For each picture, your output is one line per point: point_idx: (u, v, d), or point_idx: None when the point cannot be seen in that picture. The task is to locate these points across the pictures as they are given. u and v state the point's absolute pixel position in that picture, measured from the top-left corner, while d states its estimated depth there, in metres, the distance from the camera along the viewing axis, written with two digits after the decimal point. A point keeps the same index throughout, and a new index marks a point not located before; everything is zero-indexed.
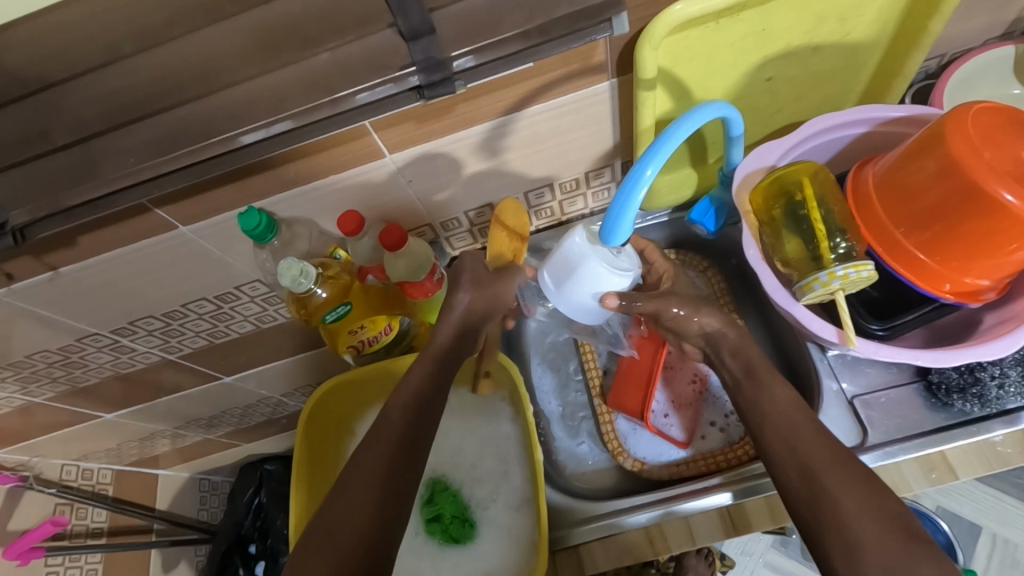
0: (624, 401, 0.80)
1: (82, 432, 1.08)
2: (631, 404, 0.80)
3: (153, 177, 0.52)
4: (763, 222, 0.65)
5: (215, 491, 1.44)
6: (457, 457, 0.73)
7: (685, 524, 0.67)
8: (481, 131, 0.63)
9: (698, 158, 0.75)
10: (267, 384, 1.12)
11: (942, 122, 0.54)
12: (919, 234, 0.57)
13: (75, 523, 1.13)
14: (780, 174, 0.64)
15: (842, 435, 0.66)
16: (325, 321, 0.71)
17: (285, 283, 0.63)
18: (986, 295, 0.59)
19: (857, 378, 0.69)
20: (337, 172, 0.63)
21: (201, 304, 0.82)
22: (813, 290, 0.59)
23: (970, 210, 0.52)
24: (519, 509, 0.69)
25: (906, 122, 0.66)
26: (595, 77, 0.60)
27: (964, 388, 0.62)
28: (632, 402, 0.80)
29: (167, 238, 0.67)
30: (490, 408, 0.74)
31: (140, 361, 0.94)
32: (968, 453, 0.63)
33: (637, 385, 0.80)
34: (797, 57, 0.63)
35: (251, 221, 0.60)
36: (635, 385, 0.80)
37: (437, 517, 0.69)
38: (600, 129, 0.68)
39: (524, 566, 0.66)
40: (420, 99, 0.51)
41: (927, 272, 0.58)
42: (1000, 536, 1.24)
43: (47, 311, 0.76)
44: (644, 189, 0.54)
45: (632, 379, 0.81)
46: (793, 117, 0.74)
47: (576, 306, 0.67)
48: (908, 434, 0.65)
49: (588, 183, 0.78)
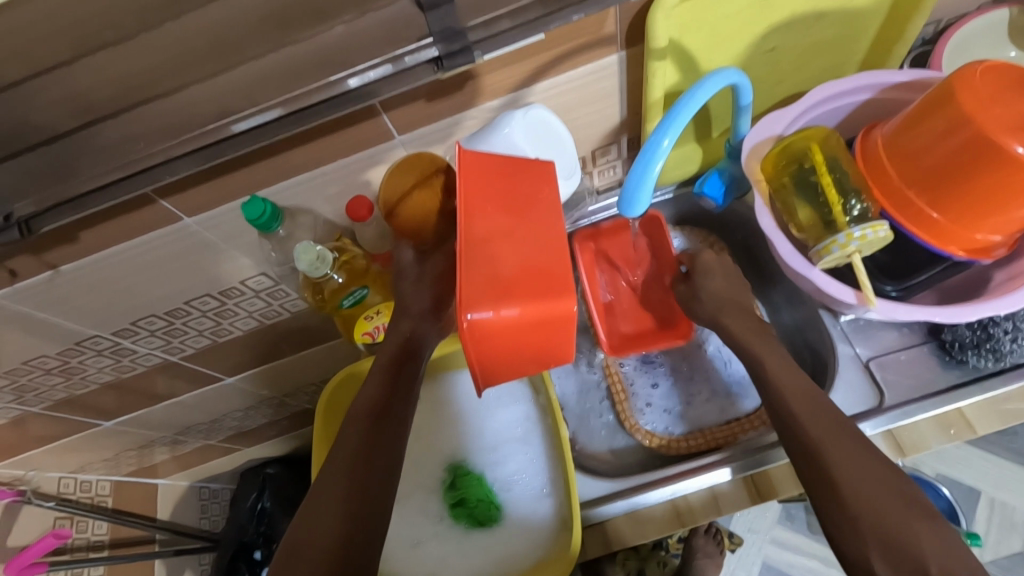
0: (476, 312, 0.41)
1: (79, 442, 1.05)
2: (560, 304, 0.44)
3: (163, 161, 0.51)
4: (775, 190, 0.65)
5: (216, 498, 1.42)
6: (477, 441, 0.72)
7: (710, 492, 0.67)
8: (489, 108, 0.62)
9: (703, 132, 0.76)
10: (269, 383, 1.10)
11: (951, 81, 0.55)
12: (932, 193, 0.58)
13: (76, 536, 1.08)
14: (789, 142, 0.65)
15: (860, 398, 0.67)
16: (342, 305, 0.69)
17: (302, 267, 0.61)
18: (997, 251, 0.61)
19: (871, 342, 0.70)
20: (344, 157, 0.62)
21: (205, 301, 0.81)
22: (831, 253, 0.59)
23: (985, 165, 0.53)
24: (545, 491, 0.68)
25: (908, 86, 0.67)
26: (605, 49, 0.60)
27: (978, 344, 0.63)
28: (553, 302, 0.44)
29: (170, 230, 0.65)
30: (509, 393, 0.73)
31: (141, 364, 0.91)
32: (982, 409, 0.64)
33: (502, 187, 0.47)
34: (800, 25, 0.64)
35: (255, 211, 0.58)
36: (506, 229, 0.45)
37: (461, 501, 0.68)
38: (607, 105, 0.68)
39: (553, 546, 0.65)
40: (438, 71, 0.51)
41: (941, 231, 0.59)
42: (999, 500, 1.27)
43: (47, 315, 0.73)
44: (660, 161, 0.54)
45: (503, 339, 0.44)
46: (794, 88, 0.75)
47: (527, 136, 0.59)
48: (924, 394, 0.65)
49: (594, 161, 0.78)
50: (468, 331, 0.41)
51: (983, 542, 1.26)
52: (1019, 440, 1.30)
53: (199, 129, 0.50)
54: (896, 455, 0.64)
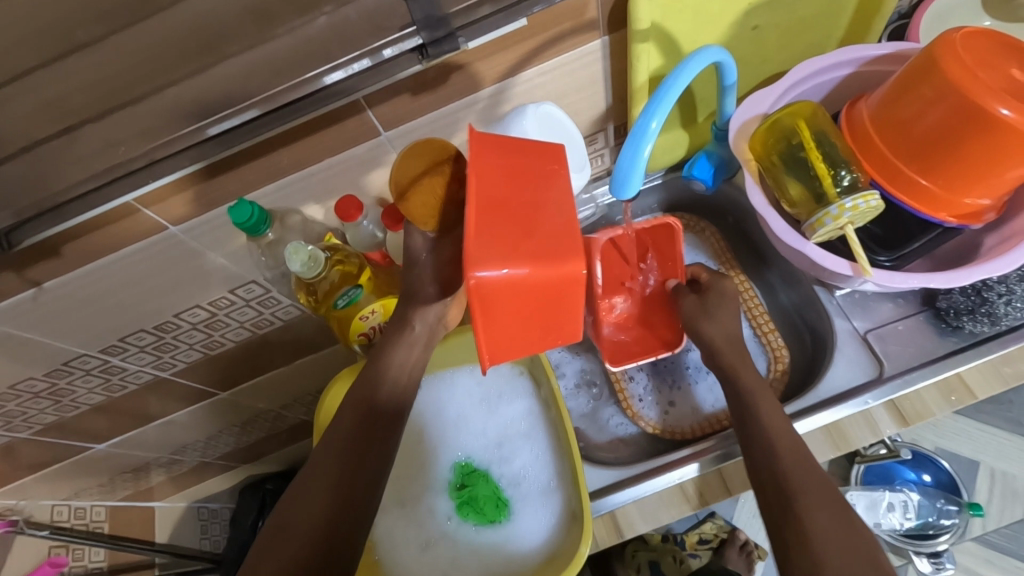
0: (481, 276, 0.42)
1: (71, 467, 1.02)
2: (566, 268, 0.45)
3: (147, 164, 0.50)
4: (765, 168, 0.65)
5: (215, 519, 1.37)
6: (480, 438, 0.71)
7: (718, 474, 0.66)
8: (475, 100, 0.62)
9: (689, 116, 0.76)
10: (265, 395, 1.08)
11: (933, 49, 0.55)
12: (921, 161, 0.58)
13: (72, 564, 1.05)
14: (776, 119, 0.64)
15: (860, 370, 0.67)
16: (336, 306, 0.67)
17: (295, 268, 0.60)
18: (987, 215, 0.61)
19: (868, 314, 0.70)
20: (331, 156, 0.61)
21: (194, 313, 0.79)
22: (823, 226, 0.59)
23: (972, 129, 0.54)
24: (553, 484, 0.67)
25: (889, 58, 0.67)
26: (588, 35, 0.60)
27: (973, 309, 0.63)
28: (560, 266, 0.44)
29: (155, 240, 0.64)
30: (510, 387, 0.72)
31: (132, 382, 0.89)
32: (983, 373, 0.64)
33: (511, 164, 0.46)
34: (780, 3, 0.64)
35: (242, 214, 0.57)
36: (514, 202, 0.45)
37: (469, 499, 0.67)
38: (593, 92, 0.68)
39: (563, 538, 0.64)
40: (421, 59, 0.50)
41: (931, 198, 0.60)
42: (999, 470, 1.28)
43: (32, 335, 0.71)
44: (650, 143, 0.53)
45: (508, 302, 0.45)
46: (777, 67, 0.75)
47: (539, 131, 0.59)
48: (923, 361, 0.66)
49: (582, 151, 0.78)
50: (475, 289, 0.43)
51: (986, 512, 1.27)
52: (1015, 410, 1.31)
53: (182, 130, 0.49)
54: (901, 424, 0.64)
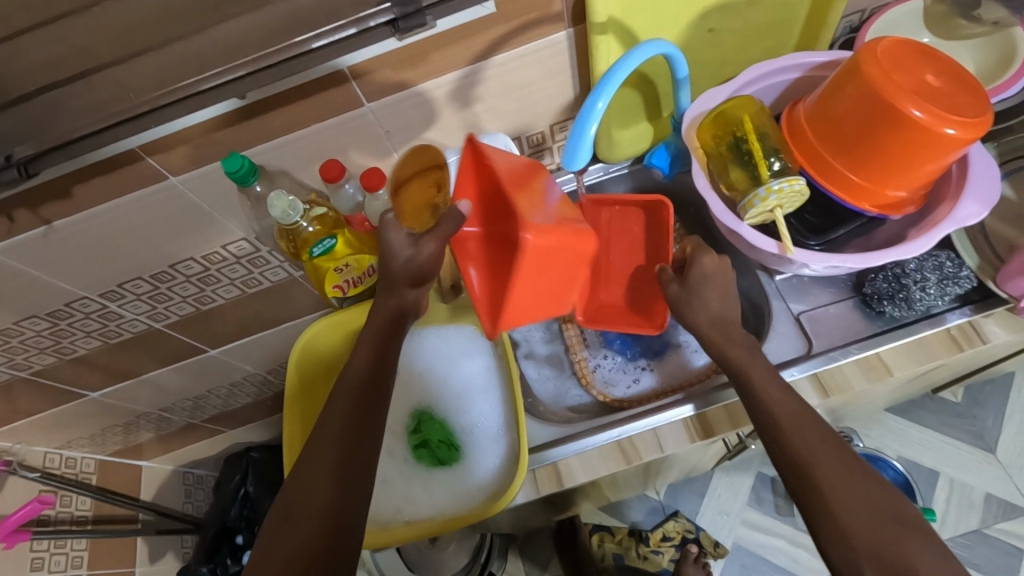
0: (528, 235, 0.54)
1: (65, 413, 1.08)
2: (582, 240, 0.59)
3: (151, 111, 0.58)
4: (710, 155, 0.72)
5: (200, 485, 1.43)
6: (440, 391, 0.77)
7: (653, 433, 0.72)
8: (452, 79, 0.69)
9: (653, 110, 0.83)
10: (252, 357, 1.14)
11: (859, 55, 0.62)
12: (846, 155, 0.64)
13: (59, 509, 1.11)
14: (721, 111, 0.71)
15: (792, 346, 0.73)
16: (313, 253, 0.73)
17: (275, 214, 0.67)
18: (907, 208, 0.68)
19: (804, 298, 0.76)
20: (318, 122, 0.68)
21: (189, 265, 0.86)
22: (753, 206, 0.66)
23: (887, 126, 0.60)
24: (501, 434, 0.73)
25: (831, 66, 0.74)
26: (554, 26, 0.67)
27: (893, 295, 0.69)
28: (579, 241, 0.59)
29: (156, 188, 0.70)
30: (470, 345, 0.79)
31: (127, 330, 0.96)
32: (900, 354, 0.70)
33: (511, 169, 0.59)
34: (731, 9, 0.71)
35: (234, 164, 0.64)
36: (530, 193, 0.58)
37: (424, 443, 0.73)
38: (561, 81, 0.75)
39: (505, 482, 0.70)
40: (394, 32, 0.59)
41: (855, 188, 0.66)
42: (957, 480, 1.32)
43: (39, 272, 0.78)
44: (596, 122, 0.60)
45: (535, 262, 0.57)
46: (735, 70, 0.82)
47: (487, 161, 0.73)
48: (847, 341, 0.72)
49: (554, 137, 0.85)
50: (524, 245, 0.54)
51: (942, 519, 1.30)
52: (975, 423, 1.36)
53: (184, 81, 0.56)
54: (822, 396, 0.69)
